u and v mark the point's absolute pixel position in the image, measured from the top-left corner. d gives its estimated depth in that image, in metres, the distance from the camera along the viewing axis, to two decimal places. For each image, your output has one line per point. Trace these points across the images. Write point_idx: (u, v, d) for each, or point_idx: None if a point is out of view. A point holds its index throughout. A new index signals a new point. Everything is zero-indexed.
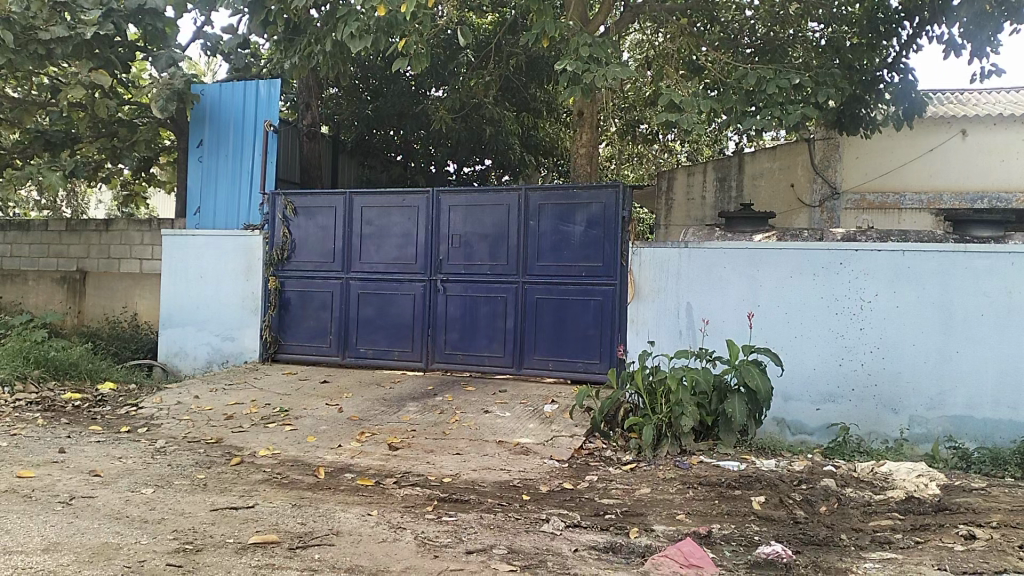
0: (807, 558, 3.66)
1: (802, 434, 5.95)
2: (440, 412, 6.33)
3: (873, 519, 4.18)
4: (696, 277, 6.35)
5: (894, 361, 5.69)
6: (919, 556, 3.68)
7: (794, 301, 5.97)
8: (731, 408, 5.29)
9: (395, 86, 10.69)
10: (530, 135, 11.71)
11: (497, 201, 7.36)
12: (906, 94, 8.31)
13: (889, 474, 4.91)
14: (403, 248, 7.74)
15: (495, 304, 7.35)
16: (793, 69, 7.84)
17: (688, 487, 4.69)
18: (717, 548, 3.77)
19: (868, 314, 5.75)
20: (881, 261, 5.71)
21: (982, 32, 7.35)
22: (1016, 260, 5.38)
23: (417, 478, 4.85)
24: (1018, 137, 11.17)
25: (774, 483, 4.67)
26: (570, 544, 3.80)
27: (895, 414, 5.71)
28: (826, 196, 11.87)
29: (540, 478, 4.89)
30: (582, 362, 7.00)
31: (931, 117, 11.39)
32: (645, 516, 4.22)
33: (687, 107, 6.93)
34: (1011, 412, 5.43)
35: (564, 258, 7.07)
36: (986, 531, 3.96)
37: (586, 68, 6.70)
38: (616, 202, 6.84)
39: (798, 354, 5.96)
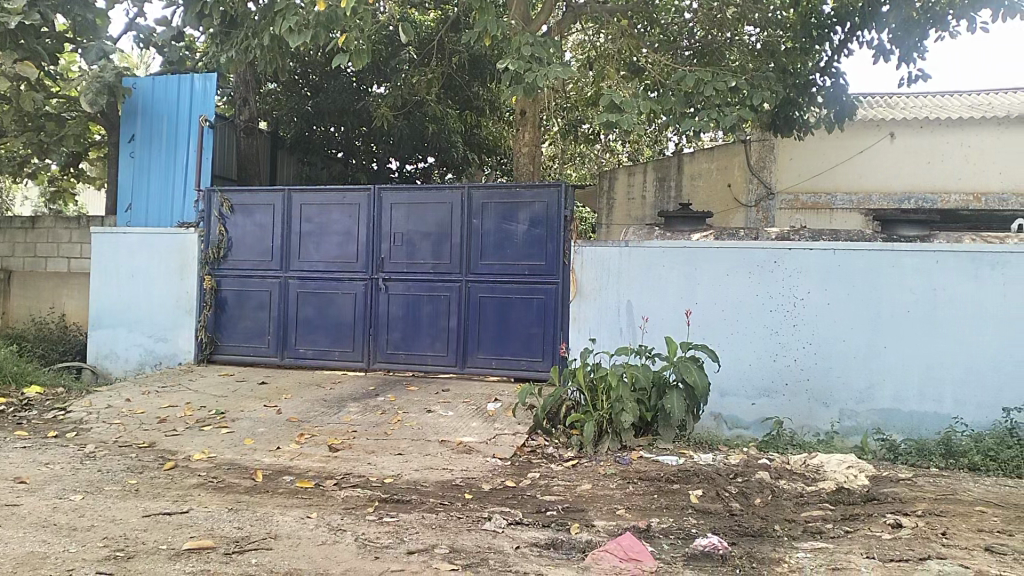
0: (742, 549, 3.75)
1: (739, 428, 6.09)
2: (382, 412, 6.27)
3: (806, 509, 4.31)
4: (636, 276, 6.43)
5: (826, 357, 5.87)
6: (849, 545, 3.80)
7: (730, 299, 6.10)
8: (670, 403, 5.38)
9: (336, 82, 10.52)
10: (473, 134, 11.67)
11: (440, 200, 7.32)
12: (837, 97, 8.59)
13: (821, 466, 5.06)
14: (344, 246, 7.65)
15: (438, 303, 7.32)
16: (730, 71, 8.01)
17: (628, 482, 4.76)
18: (656, 542, 3.83)
19: (801, 311, 5.92)
20: (812, 260, 5.89)
21: (909, 38, 7.64)
22: (940, 259, 5.61)
23: (358, 479, 4.80)
24: (943, 140, 11.47)
25: (711, 477, 4.77)
26: (512, 541, 3.81)
27: (826, 408, 5.89)
28: (761, 196, 12.28)
29: (482, 476, 4.89)
30: (525, 361, 7.02)
31: (862, 119, 11.72)
32: (586, 512, 4.26)
33: (627, 108, 7.02)
34: (935, 405, 5.66)
35: (507, 256, 7.08)
36: (911, 519, 4.12)
37: (528, 67, 6.70)
38: (559, 201, 6.88)
39: (734, 350, 6.09)
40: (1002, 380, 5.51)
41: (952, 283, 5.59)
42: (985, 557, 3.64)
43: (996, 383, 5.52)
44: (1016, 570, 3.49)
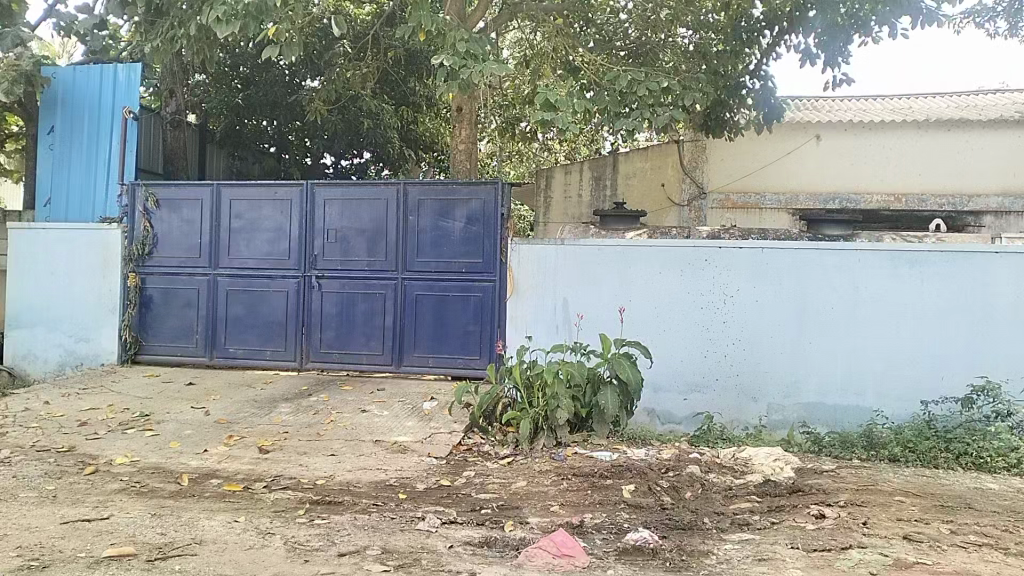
0: (672, 542, 3.82)
1: (671, 423, 6.21)
2: (315, 412, 6.16)
3: (734, 502, 4.41)
4: (571, 273, 6.47)
5: (755, 352, 6.02)
6: (775, 536, 3.91)
7: (663, 297, 6.20)
8: (604, 399, 5.43)
9: (268, 74, 10.39)
10: (409, 130, 11.56)
11: (375, 196, 7.22)
12: (767, 99, 8.81)
13: (749, 459, 5.18)
14: (275, 243, 7.48)
15: (373, 301, 7.22)
16: (663, 72, 8.13)
17: (562, 479, 4.79)
18: (589, 537, 3.87)
19: (731, 308, 6.05)
20: (741, 257, 6.02)
21: (835, 43, 7.88)
22: (861, 257, 5.82)
23: (288, 482, 4.70)
24: (866, 143, 11.88)
25: (643, 472, 4.84)
26: (445, 541, 3.79)
27: (755, 403, 6.04)
28: (694, 195, 12.52)
29: (417, 475, 4.85)
30: (462, 359, 7.00)
31: (789, 121, 12.07)
32: (521, 509, 4.27)
33: (562, 106, 7.09)
34: (857, 398, 5.87)
35: (444, 254, 7.04)
36: (835, 510, 4.26)
37: (463, 64, 6.68)
38: (495, 199, 6.88)
39: (667, 346, 6.20)
40: (918, 373, 5.75)
41: (873, 281, 5.81)
42: (903, 544, 3.79)
43: (912, 377, 5.76)
44: (931, 557, 3.65)
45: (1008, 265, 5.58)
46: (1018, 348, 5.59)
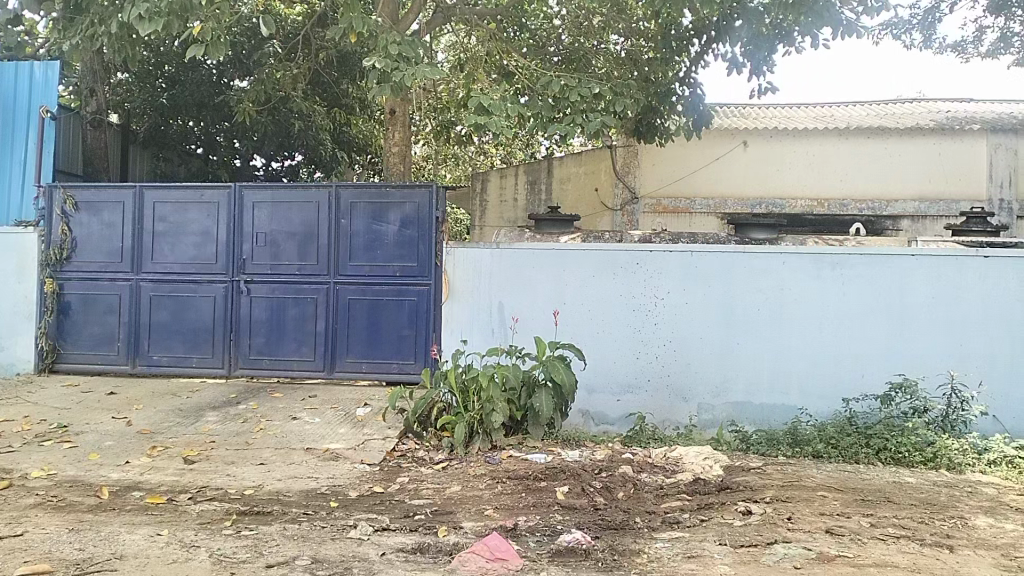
0: (604, 542, 3.85)
1: (605, 424, 6.29)
2: (243, 421, 6.01)
3: (666, 501, 4.48)
4: (505, 277, 6.45)
5: (685, 353, 6.14)
6: (703, 534, 3.99)
7: (596, 299, 6.26)
8: (539, 402, 5.44)
9: (194, 74, 10.09)
10: (342, 132, 11.42)
11: (306, 199, 7.10)
12: (696, 106, 9.01)
13: (680, 458, 5.27)
14: (201, 247, 7.27)
15: (304, 305, 7.09)
16: (595, 79, 8.25)
17: (497, 482, 4.79)
18: (523, 540, 3.88)
19: (662, 310, 6.16)
20: (671, 261, 6.14)
21: (759, 52, 8.12)
22: (785, 260, 6.00)
23: (215, 492, 4.56)
24: (790, 149, 12.15)
25: (577, 473, 4.87)
26: (378, 548, 3.74)
27: (686, 402, 6.16)
28: (626, 200, 12.61)
29: (349, 483, 4.78)
30: (396, 363, 6.94)
31: (717, 127, 12.21)
32: (455, 514, 4.25)
33: (495, 111, 7.09)
34: (783, 396, 6.05)
35: (377, 257, 6.97)
36: (761, 506, 4.37)
37: (395, 66, 6.63)
38: (430, 202, 6.85)
39: (600, 348, 6.26)
40: (841, 371, 5.96)
41: (797, 283, 6.00)
42: (826, 538, 3.92)
43: (835, 375, 5.97)
44: (852, 549, 3.78)
45: (923, 267, 5.85)
46: (932, 347, 5.85)
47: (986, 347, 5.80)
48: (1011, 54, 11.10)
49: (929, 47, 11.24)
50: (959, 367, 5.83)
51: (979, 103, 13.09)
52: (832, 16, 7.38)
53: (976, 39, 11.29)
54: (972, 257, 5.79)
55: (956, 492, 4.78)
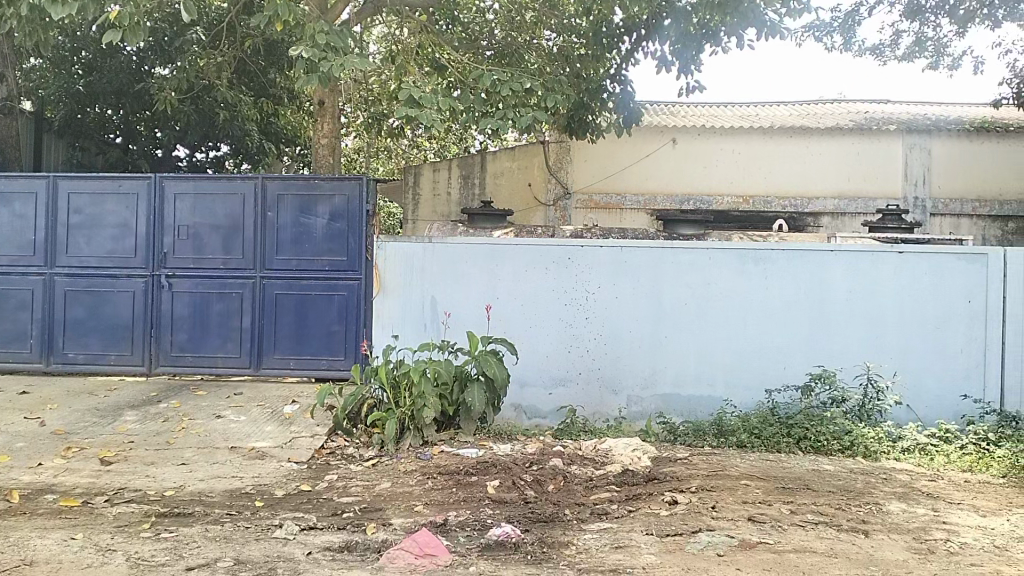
0: (534, 535, 3.87)
1: (537, 417, 6.32)
2: (164, 420, 5.82)
3: (594, 492, 4.53)
4: (436, 271, 6.37)
5: (615, 346, 6.23)
6: (630, 524, 4.05)
7: (528, 293, 6.27)
8: (471, 396, 5.42)
9: (112, 61, 9.70)
10: (270, 123, 11.16)
11: (230, 191, 6.90)
12: (627, 103, 9.15)
13: (609, 450, 5.33)
14: (120, 240, 7.00)
15: (229, 301, 6.90)
16: (527, 74, 8.26)
17: (427, 478, 4.76)
18: (452, 535, 3.87)
19: (593, 305, 6.23)
20: (602, 256, 6.21)
21: (687, 52, 8.27)
22: (711, 255, 6.14)
23: (134, 494, 4.40)
24: (716, 146, 12.24)
25: (508, 466, 4.88)
26: (303, 548, 3.67)
27: (615, 395, 6.25)
28: (559, 195, 12.49)
29: (275, 482, 4.68)
30: (326, 360, 6.80)
31: (646, 125, 12.22)
32: (384, 511, 4.20)
33: (426, 103, 7.05)
34: (709, 388, 6.19)
35: (305, 251, 6.83)
36: (686, 496, 4.47)
37: (323, 56, 6.53)
38: (360, 195, 6.75)
39: (532, 344, 6.29)
40: (764, 364, 6.15)
41: (723, 277, 6.15)
42: (748, 526, 4.03)
43: (759, 367, 6.15)
44: (773, 536, 3.90)
45: (842, 262, 6.07)
46: (850, 339, 6.08)
47: (900, 339, 6.06)
48: (924, 57, 11.58)
49: (848, 50, 11.66)
50: (875, 358, 6.07)
51: (896, 105, 13.63)
52: (756, 15, 7.59)
53: (892, 43, 11.76)
54: (887, 252, 6.04)
55: (871, 478, 4.98)
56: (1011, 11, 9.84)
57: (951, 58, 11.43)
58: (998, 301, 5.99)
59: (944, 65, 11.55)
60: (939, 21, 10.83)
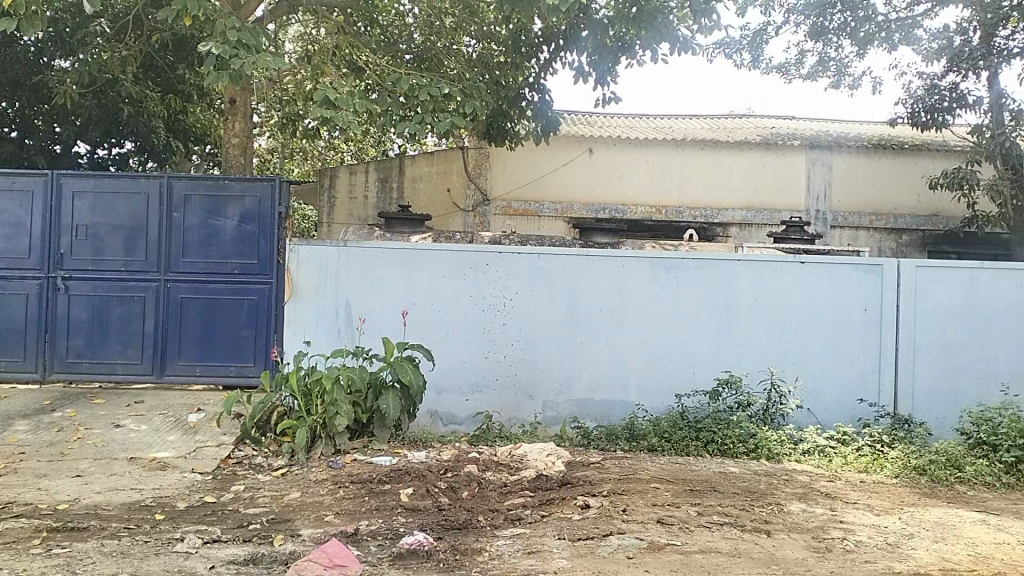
0: (447, 543, 3.85)
1: (453, 424, 6.29)
2: (58, 429, 5.52)
3: (508, 498, 4.54)
4: (352, 275, 6.26)
5: (532, 352, 6.27)
6: (543, 529, 4.09)
7: (446, 299, 6.25)
8: (385, 403, 5.35)
9: (8, 50, 9.32)
10: (178, 121, 10.73)
11: (133, 189, 6.62)
12: (544, 112, 9.33)
13: (524, 456, 5.35)
14: (11, 240, 6.61)
15: (131, 305, 6.60)
16: (445, 79, 8.25)
17: (338, 487, 4.67)
18: (363, 545, 3.80)
19: (510, 311, 6.26)
20: (519, 262, 6.25)
21: (604, 63, 8.45)
22: (625, 263, 6.29)
23: (22, 508, 4.15)
24: (632, 157, 12.12)
25: (422, 474, 4.84)
26: (206, 562, 3.54)
27: (531, 400, 6.29)
28: (477, 202, 12.05)
29: (177, 494, 4.50)
30: (234, 367, 6.58)
31: (565, 133, 11.93)
32: (292, 522, 4.10)
33: (342, 105, 6.94)
34: (622, 393, 6.31)
35: (214, 254, 6.61)
36: (598, 500, 4.53)
37: (234, 53, 6.34)
38: (272, 197, 6.58)
39: (449, 349, 6.26)
40: (675, 369, 6.31)
41: (636, 285, 6.30)
42: (657, 528, 4.13)
43: (670, 372, 6.31)
44: (680, 538, 4.00)
45: (748, 271, 6.31)
46: (756, 345, 6.32)
47: (803, 345, 6.33)
48: (827, 76, 12.15)
49: (756, 67, 12.12)
50: (779, 364, 6.32)
51: (800, 120, 14.27)
52: (670, 32, 7.79)
53: (798, 62, 12.29)
54: (790, 262, 6.32)
55: (774, 480, 5.18)
56: (906, 34, 10.54)
57: (851, 78, 12.02)
58: (892, 309, 6.32)
59: (845, 84, 12.14)
60: (840, 43, 11.31)
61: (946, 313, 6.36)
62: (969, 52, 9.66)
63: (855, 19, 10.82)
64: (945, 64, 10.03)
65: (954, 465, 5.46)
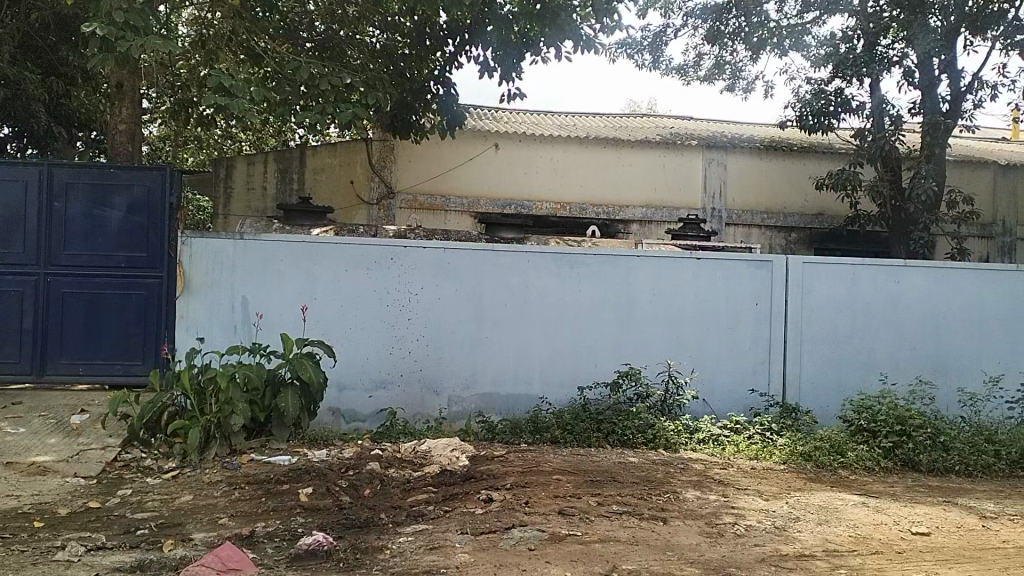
0: (347, 542, 3.79)
1: (356, 421, 6.18)
2: None
3: (412, 495, 4.50)
4: (250, 269, 6.06)
5: (437, 347, 6.25)
6: (446, 524, 4.07)
7: (348, 294, 6.14)
8: (284, 402, 5.21)
9: None
10: (60, 104, 10.08)
11: (9, 177, 6.19)
12: (449, 105, 9.34)
13: (427, 452, 5.32)
14: None
15: (7, 300, 6.17)
16: (348, 69, 8.11)
17: (233, 488, 4.52)
18: (260, 547, 3.70)
19: (415, 306, 6.21)
20: (424, 257, 6.22)
21: (509, 59, 8.46)
22: (529, 258, 6.36)
23: None
24: (538, 153, 12.21)
25: (322, 473, 4.74)
26: (90, 570, 3.36)
27: (436, 396, 6.26)
28: (383, 194, 11.81)
29: (58, 500, 4.25)
30: (121, 365, 6.23)
31: (471, 128, 11.90)
32: (184, 526, 3.94)
33: (239, 92, 6.70)
34: (527, 386, 6.37)
35: (99, 246, 6.26)
36: (501, 493, 4.57)
37: (121, 35, 6.05)
38: (163, 186, 6.29)
39: (351, 345, 6.15)
40: (578, 363, 6.42)
41: (541, 280, 6.38)
42: (558, 519, 4.19)
43: (573, 366, 6.42)
44: (580, 528, 4.08)
45: (647, 267, 6.50)
46: (655, 338, 6.51)
47: (699, 339, 6.56)
48: (723, 79, 12.60)
49: (656, 68, 12.44)
50: (676, 356, 6.53)
51: (698, 121, 14.79)
52: (572, 29, 7.93)
53: (695, 64, 12.69)
54: (687, 259, 6.54)
55: (671, 468, 5.35)
56: (797, 39, 10.93)
57: (745, 81, 12.52)
58: (781, 303, 6.64)
59: (739, 87, 12.60)
60: (735, 47, 11.73)
61: (831, 307, 6.72)
62: (853, 59, 10.24)
63: (749, 25, 11.26)
64: (831, 70, 10.59)
65: (837, 450, 5.77)
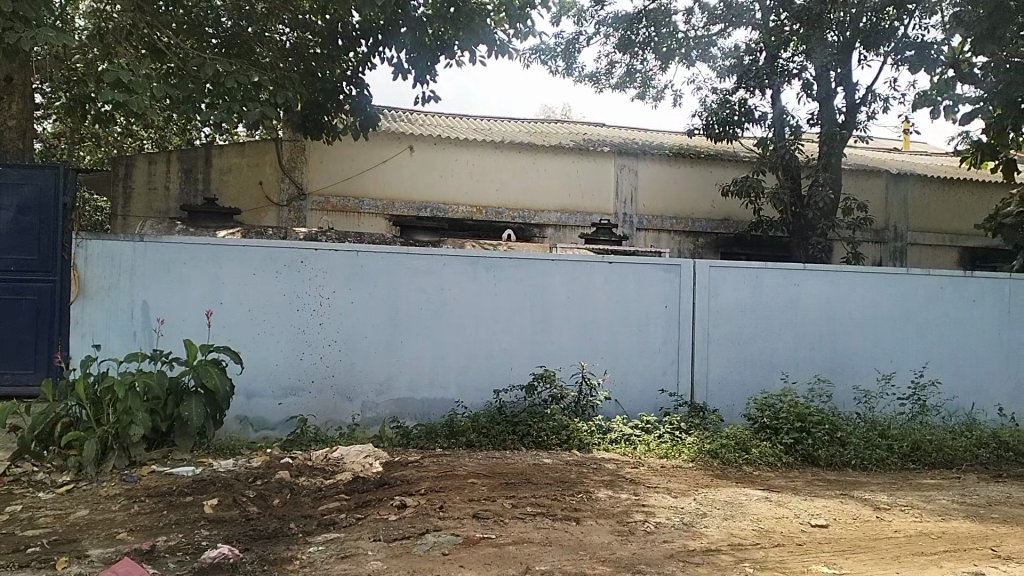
0: (254, 554, 3.68)
1: (264, 429, 6.00)
2: None
3: (323, 503, 4.40)
4: (152, 273, 5.81)
5: (350, 351, 6.15)
6: (358, 532, 4.01)
7: (257, 298, 5.97)
8: (187, 410, 5.01)
9: None
10: None
11: None
12: (362, 106, 9.22)
13: (340, 458, 5.24)
14: None
15: None
16: (256, 68, 7.88)
17: (132, 501, 4.32)
18: (161, 562, 3.55)
19: (328, 310, 6.10)
20: (337, 260, 6.12)
21: (423, 61, 8.38)
22: (444, 262, 6.34)
23: None
24: (453, 156, 12.18)
25: (228, 483, 4.59)
26: None
27: (349, 402, 6.16)
28: (293, 195, 11.53)
29: None
30: (9, 376, 5.75)
31: (385, 130, 11.75)
32: (78, 542, 3.74)
33: (138, 88, 6.39)
34: (442, 391, 6.34)
35: None
36: (415, 499, 4.52)
37: (9, 26, 5.71)
38: (55, 186, 5.89)
39: (260, 351, 5.98)
40: (493, 366, 6.45)
41: (456, 283, 6.37)
42: (472, 523, 4.19)
43: (488, 370, 6.44)
44: (494, 531, 4.10)
45: (561, 270, 6.59)
46: (568, 341, 6.60)
47: (611, 341, 6.69)
48: (634, 87, 12.89)
49: (570, 74, 12.60)
50: (589, 359, 6.64)
51: (611, 127, 15.07)
52: (486, 34, 7.95)
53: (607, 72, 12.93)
54: (599, 263, 6.67)
55: (583, 469, 5.42)
56: (703, 51, 11.44)
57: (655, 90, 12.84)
58: (689, 306, 6.85)
59: (649, 95, 12.92)
60: (645, 56, 12.01)
61: (735, 309, 6.98)
62: (756, 70, 10.75)
63: (658, 34, 11.54)
64: (736, 81, 11.00)
65: (742, 447, 5.99)
